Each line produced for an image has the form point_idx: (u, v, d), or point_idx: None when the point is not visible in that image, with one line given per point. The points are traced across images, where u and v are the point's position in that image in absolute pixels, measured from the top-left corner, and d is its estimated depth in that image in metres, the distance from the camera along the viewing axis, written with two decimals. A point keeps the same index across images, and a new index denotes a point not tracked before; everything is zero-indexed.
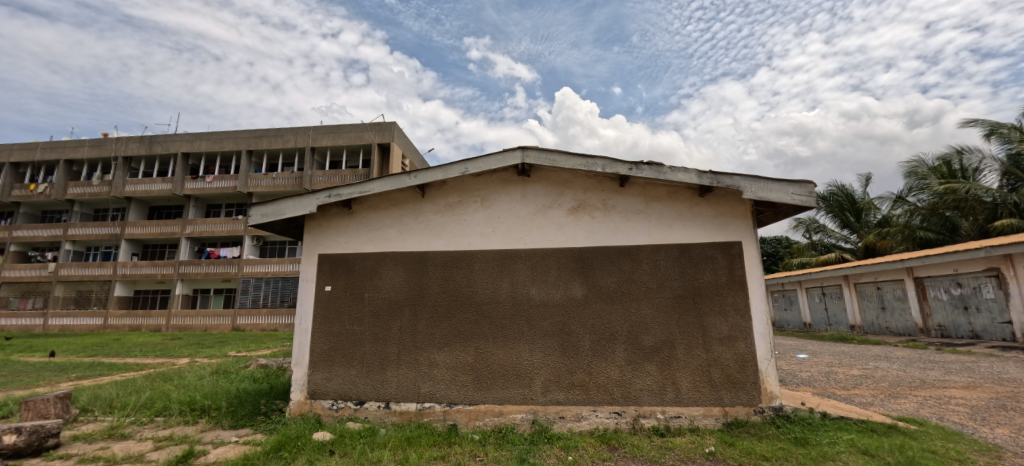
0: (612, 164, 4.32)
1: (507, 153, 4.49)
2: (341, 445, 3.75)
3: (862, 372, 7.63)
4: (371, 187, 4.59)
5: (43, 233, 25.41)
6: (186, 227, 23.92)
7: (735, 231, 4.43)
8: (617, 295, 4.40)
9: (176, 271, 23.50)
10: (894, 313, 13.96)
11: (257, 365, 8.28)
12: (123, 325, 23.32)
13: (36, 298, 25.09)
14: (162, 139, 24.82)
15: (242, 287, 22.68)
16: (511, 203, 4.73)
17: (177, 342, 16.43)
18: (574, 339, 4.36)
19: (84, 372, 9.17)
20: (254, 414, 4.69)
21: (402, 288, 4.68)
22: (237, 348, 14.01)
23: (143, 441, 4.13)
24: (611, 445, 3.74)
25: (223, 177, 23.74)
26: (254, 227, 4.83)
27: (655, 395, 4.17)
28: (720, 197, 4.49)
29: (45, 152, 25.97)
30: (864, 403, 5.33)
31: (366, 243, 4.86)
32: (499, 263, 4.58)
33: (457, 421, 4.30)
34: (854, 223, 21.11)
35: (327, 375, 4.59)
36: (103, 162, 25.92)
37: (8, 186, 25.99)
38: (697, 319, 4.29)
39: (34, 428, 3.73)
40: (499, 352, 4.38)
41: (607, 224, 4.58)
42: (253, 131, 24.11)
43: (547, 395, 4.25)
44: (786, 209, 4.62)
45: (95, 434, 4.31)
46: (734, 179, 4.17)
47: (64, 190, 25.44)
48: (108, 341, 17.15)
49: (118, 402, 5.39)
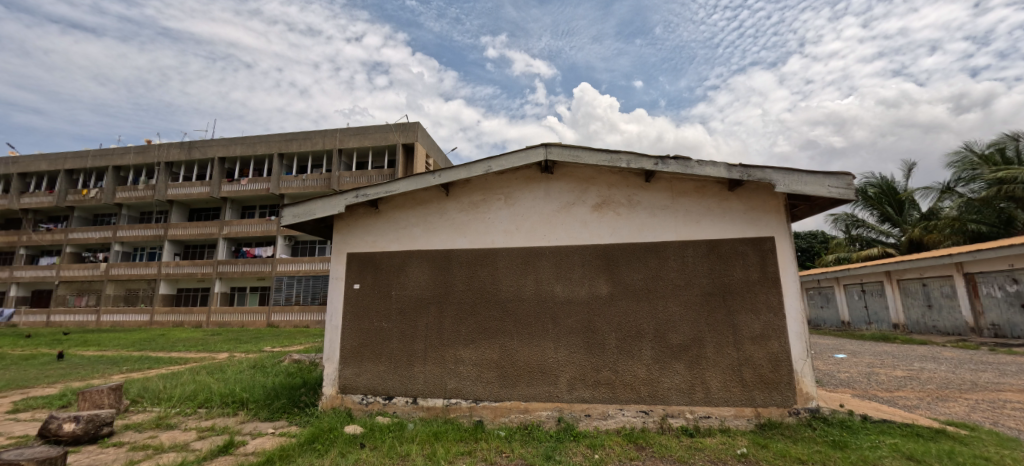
0: (638, 159, 4.27)
1: (530, 150, 4.48)
2: (372, 438, 3.85)
3: (906, 373, 7.25)
4: (397, 186, 4.67)
5: (95, 236, 27.08)
6: (224, 228, 25.00)
7: (767, 226, 4.28)
8: (643, 292, 4.34)
9: (214, 270, 24.63)
10: (941, 311, 13.18)
11: (292, 360, 8.59)
12: (167, 321, 24.63)
13: (90, 296, 26.82)
14: (200, 144, 26.00)
15: (276, 285, 23.56)
16: (535, 200, 4.72)
17: (217, 337, 17.27)
18: (600, 337, 4.32)
19: (134, 366, 9.73)
20: (290, 408, 4.89)
21: (427, 286, 4.75)
22: (272, 344, 14.69)
23: (188, 431, 4.36)
24: (640, 444, 3.68)
25: (257, 179, 24.69)
26: (287, 226, 5.00)
27: (683, 394, 4.09)
28: (751, 191, 4.35)
29: (95, 160, 27.66)
30: (909, 406, 5.06)
31: (392, 242, 4.96)
32: (524, 261, 4.58)
33: (483, 417, 4.33)
34: (894, 216, 20.04)
35: (357, 370, 4.71)
36: (148, 168, 27.40)
37: (63, 192, 27.80)
38: (727, 316, 4.19)
39: (90, 417, 4.00)
40: (524, 349, 4.39)
41: (632, 221, 4.51)
42: (284, 135, 24.97)
43: (572, 393, 4.24)
44: (823, 201, 4.44)
45: (144, 423, 4.58)
46: (766, 172, 4.05)
47: (113, 194, 26.99)
48: (155, 336, 18.12)
49: (164, 393, 5.70)
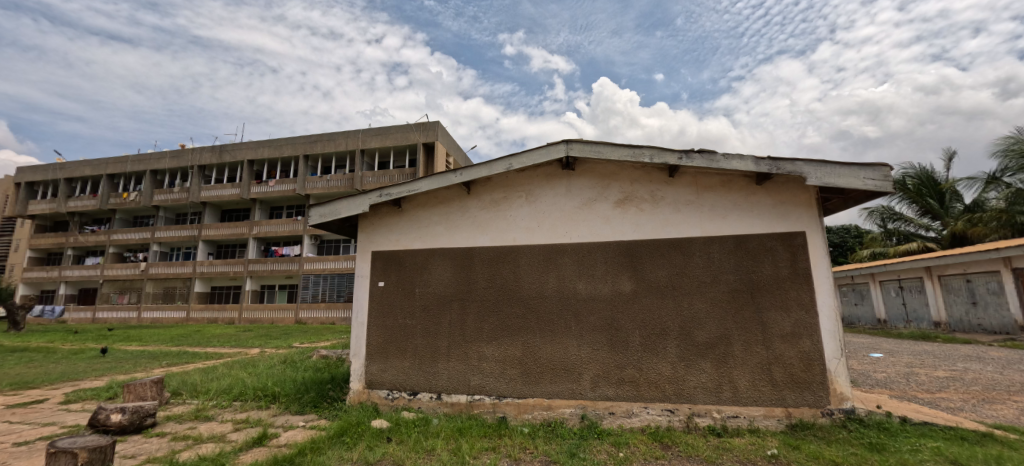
0: (661, 154, 4.19)
1: (551, 146, 4.46)
2: (398, 432, 3.92)
3: (949, 373, 6.90)
4: (420, 186, 4.73)
5: (135, 237, 28.46)
6: (253, 228, 25.88)
7: (798, 221, 4.14)
8: (668, 289, 4.26)
9: (245, 268, 25.54)
10: (987, 309, 12.47)
11: (320, 355, 8.84)
12: (202, 318, 25.71)
13: (131, 294, 28.23)
14: (230, 147, 26.95)
15: (303, 283, 24.24)
16: (557, 197, 4.70)
17: (249, 334, 17.91)
18: (624, 334, 4.27)
19: (173, 360, 10.21)
20: (319, 401, 5.03)
21: (450, 283, 4.80)
22: (300, 340, 15.16)
23: (224, 422, 4.54)
24: (665, 443, 3.64)
25: (284, 180, 25.44)
26: (314, 226, 5.13)
27: (710, 393, 4.01)
28: (781, 185, 4.21)
29: (134, 165, 29.03)
30: (952, 408, 4.81)
31: (415, 240, 5.03)
32: (545, 258, 4.57)
33: (506, 413, 4.36)
34: (936, 209, 19.02)
35: (383, 366, 4.81)
36: (182, 171, 28.59)
37: (106, 195, 29.31)
38: (755, 314, 4.08)
39: (135, 409, 4.22)
40: (547, 347, 4.39)
41: (656, 216, 4.44)
42: (309, 136, 25.61)
43: (596, 391, 4.21)
44: (859, 194, 4.26)
45: (184, 415, 4.81)
46: (796, 165, 3.92)
47: (150, 197, 28.27)
48: (191, 332, 18.95)
49: (202, 387, 5.96)
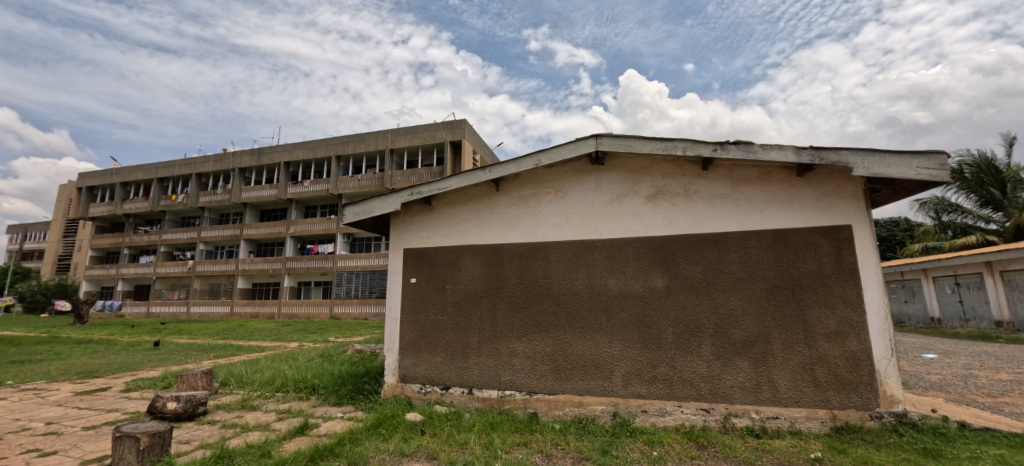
0: (694, 146, 4.08)
1: (580, 142, 4.41)
2: (431, 426, 4.01)
3: (1015, 376, 6.39)
4: (449, 183, 4.79)
5: (183, 236, 30.20)
6: (290, 227, 26.94)
7: (842, 213, 3.94)
8: (702, 285, 4.15)
9: (283, 265, 26.63)
10: None
11: (354, 350, 9.13)
12: (245, 312, 27.04)
13: (181, 290, 30.00)
14: (268, 150, 28.12)
15: (337, 280, 25.05)
16: (586, 192, 4.66)
17: (287, 328, 18.71)
18: (656, 331, 4.19)
19: (220, 353, 10.80)
20: (355, 394, 5.20)
21: (480, 279, 4.85)
22: (336, 334, 15.70)
23: (268, 412, 4.78)
24: (701, 443, 3.56)
25: (318, 181, 26.31)
26: (349, 225, 5.29)
27: (748, 393, 3.88)
28: (824, 176, 4.01)
29: (181, 168, 30.75)
30: (1017, 414, 4.46)
31: (446, 237, 5.10)
32: (575, 254, 4.54)
33: (537, 409, 4.37)
34: (997, 199, 17.59)
35: (416, 360, 4.92)
36: (224, 174, 30.06)
37: (157, 198, 31.20)
38: (796, 311, 3.91)
39: (189, 397, 4.49)
40: (577, 343, 4.36)
41: (689, 211, 4.32)
42: (340, 137, 26.38)
43: (627, 388, 4.15)
44: (911, 184, 4.01)
45: (232, 404, 5.08)
46: (841, 154, 3.72)
47: (196, 199, 29.89)
48: (235, 326, 19.97)
49: (247, 378, 6.28)
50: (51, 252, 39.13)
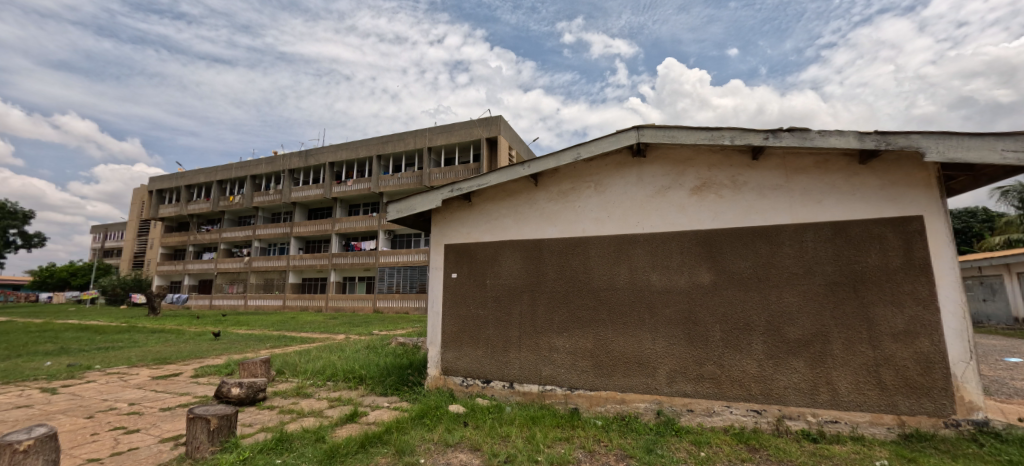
0: (744, 135, 3.88)
1: (621, 134, 4.31)
2: (473, 418, 4.08)
3: None
4: (489, 179, 4.82)
5: (240, 234, 32.31)
6: (336, 225, 28.16)
7: (912, 204, 3.63)
8: (752, 281, 3.96)
9: (330, 261, 27.92)
10: None
11: (398, 342, 9.45)
12: (296, 306, 28.62)
13: (239, 285, 32.14)
14: (314, 152, 29.47)
15: (380, 275, 25.97)
16: (627, 186, 4.55)
17: (334, 321, 19.65)
18: (702, 328, 4.05)
19: (275, 343, 11.52)
20: (400, 385, 5.38)
21: (520, 275, 4.86)
22: (379, 328, 16.32)
23: (321, 400, 5.04)
24: (752, 445, 3.41)
25: (361, 180, 27.31)
26: (392, 221, 5.45)
27: (804, 394, 3.67)
28: (891, 163, 3.71)
29: (237, 171, 32.84)
30: None
31: (485, 233, 5.15)
32: (616, 249, 4.46)
33: (578, 405, 4.35)
34: None
35: (457, 353, 5.02)
36: (275, 175, 31.82)
37: (216, 199, 33.54)
38: (859, 308, 3.65)
39: (250, 384, 4.82)
40: (620, 339, 4.29)
41: (738, 203, 4.13)
42: (381, 137, 27.21)
43: (672, 386, 4.04)
44: (993, 170, 3.63)
45: (288, 391, 5.40)
46: (911, 139, 3.43)
47: (251, 199, 31.83)
48: (287, 319, 21.20)
49: (300, 367, 6.66)
50: (128, 249, 43.08)
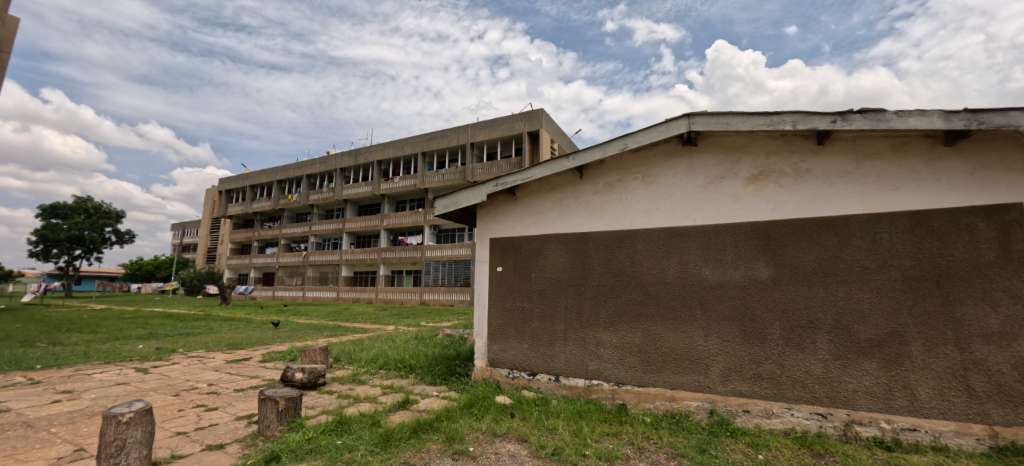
0: (808, 119, 3.61)
1: (671, 122, 4.15)
2: (520, 409, 4.13)
3: None
4: (533, 173, 4.82)
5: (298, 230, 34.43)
6: (384, 220, 29.29)
7: (1010, 190, 3.24)
8: (817, 276, 3.69)
9: (379, 255, 29.13)
10: None
11: (445, 334, 9.72)
12: (349, 297, 30.17)
13: (298, 277, 34.32)
14: (363, 151, 30.74)
15: (426, 269, 26.76)
16: (677, 176, 4.39)
17: (384, 313, 20.52)
18: (760, 326, 3.84)
19: (331, 333, 12.23)
20: (448, 375, 5.54)
21: (566, 268, 4.83)
22: (426, 319, 16.86)
23: (375, 387, 5.29)
24: (816, 450, 3.21)
25: (407, 177, 28.19)
26: (439, 216, 5.59)
27: (877, 399, 3.39)
28: (983, 145, 3.33)
29: (294, 171, 34.93)
30: None
31: (530, 226, 5.16)
32: (666, 242, 4.31)
33: (626, 401, 4.28)
34: None
35: (504, 346, 5.08)
36: (328, 174, 33.54)
37: (277, 197, 35.91)
38: (943, 307, 3.31)
39: (311, 369, 5.16)
40: (670, 334, 4.16)
41: (801, 192, 3.86)
42: (425, 135, 27.88)
43: (726, 385, 3.87)
44: None
45: (344, 378, 5.72)
46: (1010, 116, 3.04)
47: (307, 197, 33.78)
48: (341, 310, 22.39)
49: (355, 355, 7.02)
50: (203, 245, 47.23)
